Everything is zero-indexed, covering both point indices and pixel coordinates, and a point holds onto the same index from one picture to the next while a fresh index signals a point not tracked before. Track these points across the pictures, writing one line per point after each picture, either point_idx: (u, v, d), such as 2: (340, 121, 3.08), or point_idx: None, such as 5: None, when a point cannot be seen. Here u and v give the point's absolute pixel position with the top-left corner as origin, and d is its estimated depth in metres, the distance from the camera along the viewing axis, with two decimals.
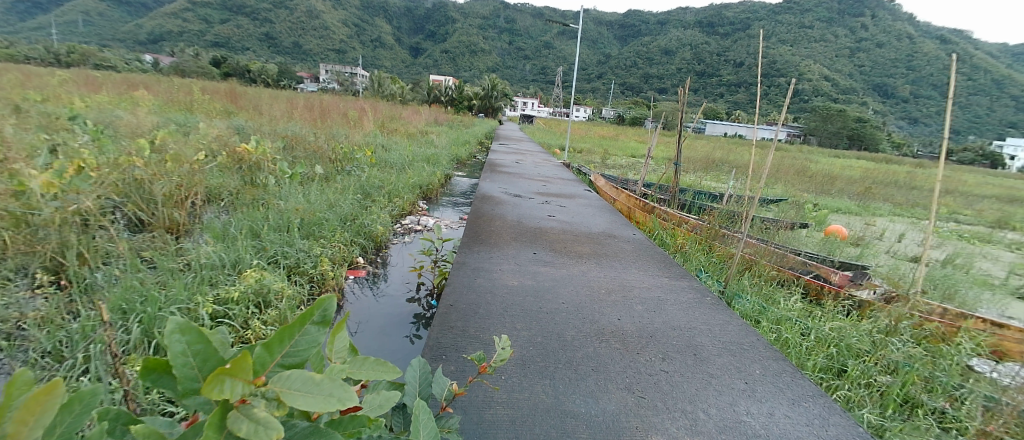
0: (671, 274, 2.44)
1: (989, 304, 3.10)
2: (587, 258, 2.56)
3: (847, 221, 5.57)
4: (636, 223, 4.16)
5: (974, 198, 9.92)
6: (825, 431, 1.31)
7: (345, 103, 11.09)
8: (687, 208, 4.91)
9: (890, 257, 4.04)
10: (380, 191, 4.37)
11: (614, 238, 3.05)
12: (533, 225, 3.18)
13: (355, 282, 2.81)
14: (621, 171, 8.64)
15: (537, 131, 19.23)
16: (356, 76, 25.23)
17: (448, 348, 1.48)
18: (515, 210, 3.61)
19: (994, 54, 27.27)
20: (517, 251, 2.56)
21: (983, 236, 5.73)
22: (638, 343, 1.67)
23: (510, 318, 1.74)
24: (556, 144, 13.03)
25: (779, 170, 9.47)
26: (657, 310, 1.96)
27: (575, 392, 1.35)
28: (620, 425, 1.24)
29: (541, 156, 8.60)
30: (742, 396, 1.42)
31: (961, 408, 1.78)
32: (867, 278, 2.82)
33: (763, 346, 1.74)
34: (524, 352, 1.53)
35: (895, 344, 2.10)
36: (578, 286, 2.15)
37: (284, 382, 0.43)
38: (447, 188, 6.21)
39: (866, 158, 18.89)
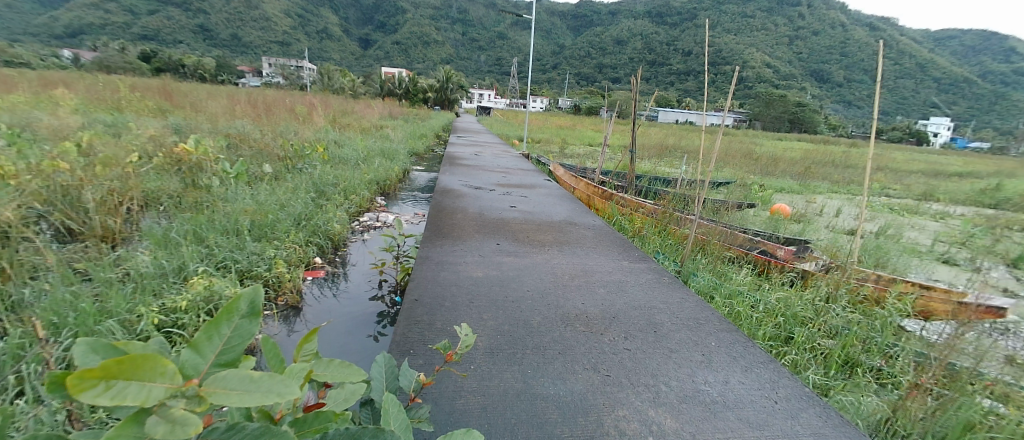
0: (631, 257, 2.51)
1: (917, 270, 3.41)
2: (550, 246, 2.60)
3: (791, 200, 5.96)
4: (595, 210, 4.27)
5: (903, 173, 10.85)
6: (775, 393, 1.40)
7: (292, 98, 10.60)
8: (644, 194, 5.08)
9: (829, 231, 4.37)
10: (335, 189, 4.22)
11: (574, 225, 3.11)
12: (494, 217, 3.19)
13: (314, 284, 2.73)
14: (579, 159, 8.82)
15: (494, 122, 19.26)
16: (304, 70, 24.10)
17: (414, 342, 1.46)
18: (476, 203, 3.60)
19: (915, 40, 29.88)
20: (480, 243, 2.56)
21: (910, 208, 6.29)
22: (602, 324, 1.71)
23: (477, 309, 1.74)
24: (514, 135, 13.09)
25: (728, 154, 9.97)
26: (618, 292, 2.03)
27: (543, 376, 1.38)
28: (588, 403, 1.28)
29: (500, 147, 8.61)
30: (700, 367, 1.50)
31: (895, 365, 1.96)
32: (809, 252, 3.03)
33: (717, 319, 1.84)
34: (492, 341, 1.53)
35: (835, 310, 2.27)
36: (541, 273, 2.18)
37: (217, 383, 0.41)
38: (406, 183, 6.11)
39: (806, 140, 20.14)
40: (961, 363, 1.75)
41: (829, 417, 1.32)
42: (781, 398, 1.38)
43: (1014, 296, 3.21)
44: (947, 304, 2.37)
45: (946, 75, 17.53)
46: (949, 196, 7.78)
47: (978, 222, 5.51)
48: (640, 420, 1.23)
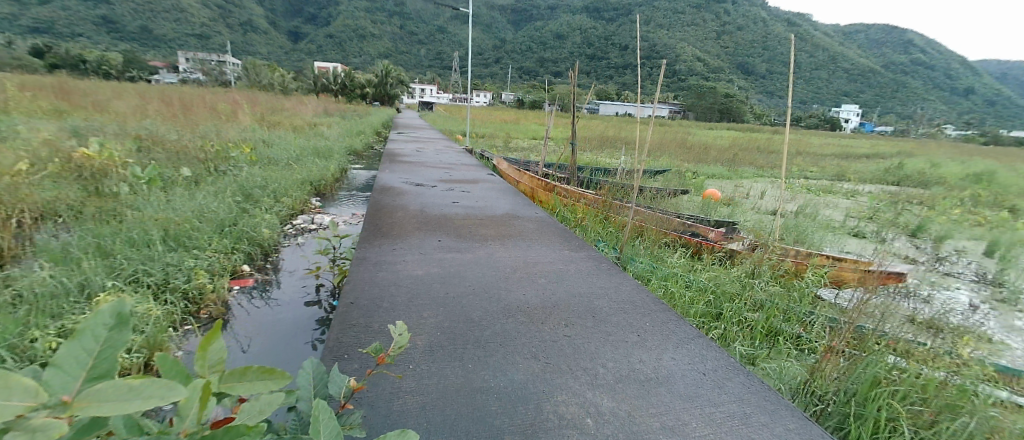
0: (571, 247, 2.58)
1: (831, 243, 3.77)
2: (492, 240, 2.61)
3: (721, 185, 6.36)
4: (540, 203, 4.35)
5: (818, 157, 11.91)
6: (704, 365, 1.49)
7: (213, 95, 9.83)
8: (586, 185, 5.23)
9: (754, 212, 4.71)
10: (264, 191, 3.98)
11: (516, 218, 3.14)
12: (436, 213, 3.15)
13: (242, 293, 2.58)
14: (524, 153, 8.91)
15: (436, 118, 18.96)
16: (228, 65, 22.45)
17: (350, 346, 1.42)
18: (418, 199, 3.55)
19: (827, 34, 32.76)
20: (421, 240, 2.52)
21: (824, 188, 6.92)
22: (542, 314, 1.75)
23: (416, 308, 1.71)
24: (458, 130, 13.00)
25: (665, 143, 10.47)
26: (559, 280, 2.08)
27: (484, 369, 1.37)
28: (528, 391, 1.29)
29: (443, 143, 8.51)
30: (635, 347, 1.57)
31: (811, 331, 2.15)
32: (736, 233, 3.25)
33: (651, 301, 1.94)
34: (432, 339, 1.51)
35: (758, 285, 2.45)
36: (483, 267, 2.19)
37: (91, 396, 0.39)
38: (344, 183, 5.89)
39: (735, 128, 21.53)
40: (864, 324, 1.95)
41: (751, 383, 1.42)
42: (708, 369, 1.47)
43: (909, 261, 3.64)
44: (854, 272, 2.64)
45: (851, 68, 19.40)
46: (856, 176, 8.64)
47: (879, 198, 6.17)
48: (578, 403, 1.26)
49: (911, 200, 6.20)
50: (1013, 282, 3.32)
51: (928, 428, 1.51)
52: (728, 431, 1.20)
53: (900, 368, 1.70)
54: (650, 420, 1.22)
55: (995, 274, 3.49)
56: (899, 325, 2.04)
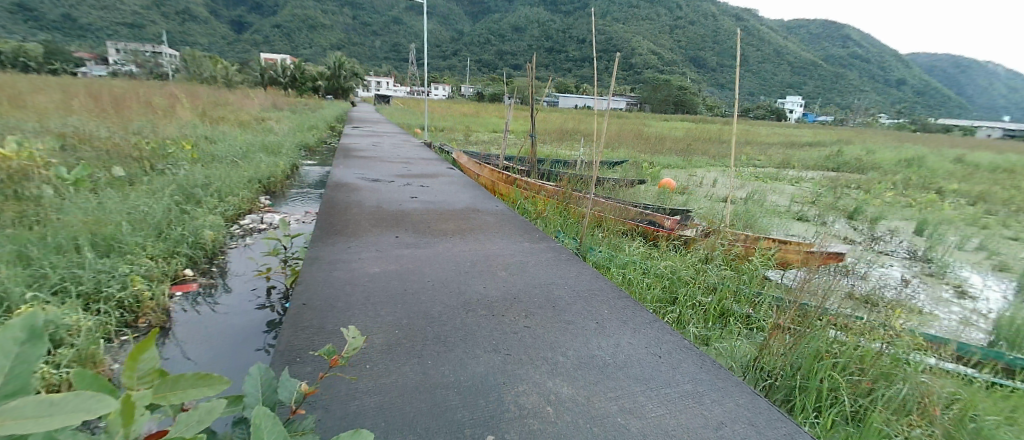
0: (531, 239, 2.60)
1: (777, 227, 4.00)
2: (451, 235, 2.58)
3: (676, 174, 6.59)
4: (501, 196, 4.37)
5: (765, 145, 12.57)
6: (659, 348, 1.54)
7: (146, 89, 9.14)
8: (546, 177, 5.28)
9: (706, 200, 4.92)
10: (207, 190, 3.76)
11: (476, 212, 3.13)
12: (394, 209, 3.09)
13: (185, 300, 2.43)
14: (483, 147, 8.87)
15: (393, 111, 18.49)
16: (164, 56, 20.91)
17: (301, 349, 1.35)
18: (375, 195, 3.46)
19: (771, 30, 34.49)
20: (378, 237, 2.45)
21: (771, 175, 7.31)
22: (502, 306, 1.73)
23: (373, 306, 1.65)
24: (416, 124, 12.77)
25: (622, 135, 10.71)
26: (519, 272, 2.09)
27: (443, 364, 1.34)
28: (488, 383, 1.26)
29: (400, 137, 8.34)
30: (596, 334, 1.59)
31: (761, 311, 2.26)
32: (690, 220, 3.39)
33: (609, 289, 1.98)
34: (389, 336, 1.46)
35: (710, 270, 2.57)
36: (442, 262, 2.15)
37: (4, 413, 0.40)
38: (295, 180, 5.66)
39: (688, 119, 22.32)
40: (808, 301, 2.07)
41: (704, 363, 1.47)
42: (664, 351, 1.52)
43: (847, 242, 3.92)
44: (798, 253, 2.82)
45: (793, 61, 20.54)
46: (799, 163, 9.18)
47: (820, 184, 6.60)
48: (538, 392, 1.24)
49: (848, 185, 6.66)
50: (938, 258, 3.65)
51: (867, 396, 1.61)
52: (683, 410, 1.23)
53: (842, 340, 1.81)
54: (608, 403, 1.22)
55: (924, 251, 3.82)
56: (839, 300, 2.17)
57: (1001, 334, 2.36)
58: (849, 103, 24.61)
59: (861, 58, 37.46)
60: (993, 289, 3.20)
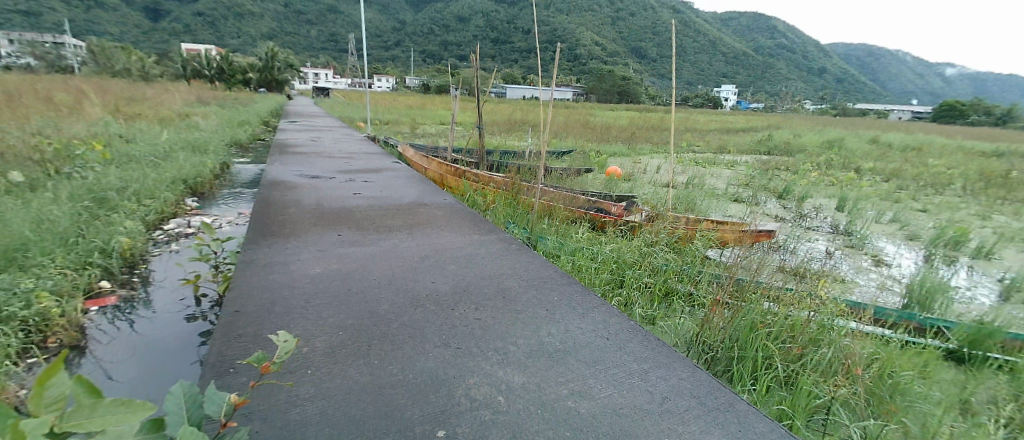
0: (480, 231, 2.60)
1: (715, 209, 4.25)
2: (398, 230, 2.53)
3: (622, 162, 6.82)
4: (451, 190, 4.34)
5: (703, 132, 13.25)
6: (607, 330, 1.59)
7: (44, 84, 8.18)
8: (495, 168, 5.29)
9: (650, 186, 5.13)
10: (124, 193, 3.45)
11: (423, 206, 3.08)
12: (336, 206, 2.97)
13: (102, 315, 2.22)
14: (432, 140, 8.74)
15: (334, 104, 17.70)
16: (65, 47, 18.73)
17: (234, 358, 1.25)
18: (317, 193, 3.32)
19: (706, 22, 36.24)
20: (319, 236, 2.35)
21: (708, 160, 7.74)
22: (452, 300, 1.72)
23: (315, 308, 1.57)
24: (359, 117, 12.31)
25: (570, 125, 10.91)
26: (468, 265, 2.08)
27: (391, 362, 1.30)
28: (438, 378, 1.25)
29: (342, 131, 8.03)
30: (545, 321, 1.61)
31: (701, 288, 2.39)
32: (635, 206, 3.54)
33: (559, 277, 2.03)
34: (333, 338, 1.39)
35: (655, 253, 2.69)
36: (387, 258, 2.10)
37: None
38: (226, 180, 5.29)
39: (632, 108, 23.06)
40: (743, 277, 2.20)
41: (648, 342, 1.53)
42: (611, 333, 1.57)
43: (778, 220, 4.24)
44: (733, 233, 3.02)
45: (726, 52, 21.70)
46: (733, 148, 9.76)
47: (753, 167, 7.06)
48: (489, 383, 1.24)
49: (777, 167, 7.18)
50: (857, 230, 4.04)
51: (796, 361, 1.74)
52: (631, 388, 1.27)
53: (773, 311, 1.94)
54: (558, 388, 1.24)
55: (844, 225, 4.21)
56: (769, 274, 2.34)
57: (911, 297, 2.65)
58: (777, 91, 26.47)
59: (785, 48, 40.25)
60: (903, 257, 3.58)
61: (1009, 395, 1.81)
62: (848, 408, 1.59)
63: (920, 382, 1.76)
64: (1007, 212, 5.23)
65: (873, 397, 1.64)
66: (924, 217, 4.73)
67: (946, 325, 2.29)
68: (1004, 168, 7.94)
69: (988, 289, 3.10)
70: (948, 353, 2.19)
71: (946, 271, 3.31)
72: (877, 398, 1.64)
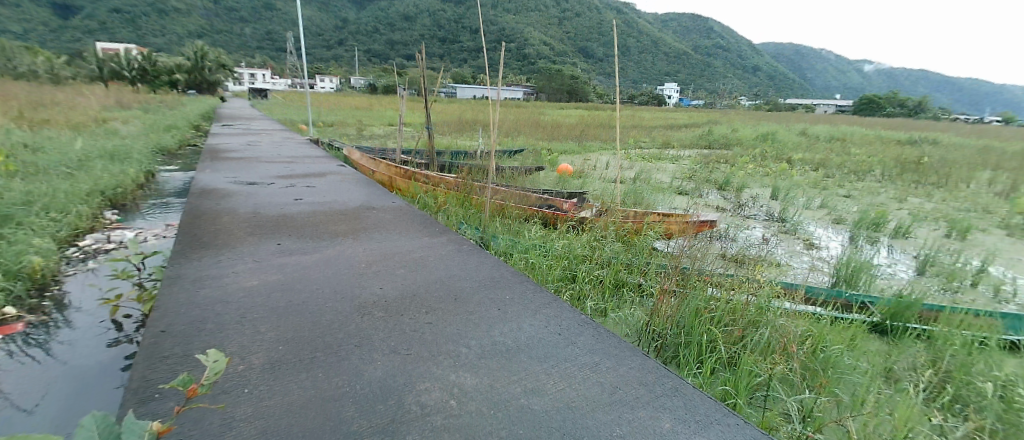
0: (430, 233, 2.57)
1: (661, 202, 4.44)
2: (343, 236, 2.44)
3: (573, 159, 6.96)
4: (401, 192, 4.27)
5: (649, 128, 13.78)
6: (559, 326, 1.61)
7: None
8: (447, 169, 5.25)
9: (599, 181, 5.28)
10: (30, 208, 3.11)
11: (370, 210, 3.00)
12: (276, 214, 2.83)
13: (5, 344, 1.99)
14: (380, 142, 8.54)
15: (274, 107, 16.83)
16: None
17: (159, 382, 1.15)
18: (256, 200, 3.15)
19: (648, 23, 37.66)
20: (257, 246, 2.23)
21: (654, 155, 8.06)
22: (400, 306, 1.68)
23: (252, 324, 1.48)
24: (301, 119, 11.80)
25: (521, 124, 11.00)
26: (418, 269, 2.05)
27: (337, 374, 1.25)
28: (388, 386, 1.21)
29: (283, 134, 7.67)
30: (498, 321, 1.62)
31: (650, 278, 2.48)
32: (585, 202, 3.64)
33: (511, 276, 2.04)
34: (271, 354, 1.32)
35: (605, 246, 2.76)
36: (331, 266, 2.03)
37: None
38: (151, 189, 4.90)
39: (582, 106, 23.60)
40: (687, 266, 2.31)
41: (599, 335, 1.57)
42: (563, 328, 1.60)
43: (719, 210, 4.49)
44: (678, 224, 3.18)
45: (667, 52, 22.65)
46: (677, 143, 10.22)
47: (695, 161, 7.42)
48: (441, 387, 1.22)
49: (718, 160, 7.59)
50: (790, 217, 4.35)
51: (738, 343, 1.84)
52: (582, 381, 1.30)
53: (716, 296, 2.04)
54: (511, 387, 1.24)
55: (779, 212, 4.51)
56: (711, 262, 2.46)
57: (840, 276, 2.89)
58: (716, 89, 27.97)
59: (722, 48, 42.55)
60: (832, 239, 3.89)
61: (925, 361, 2.00)
62: (785, 383, 1.69)
63: (848, 355, 1.91)
64: (917, 195, 5.81)
65: (808, 372, 1.76)
66: (848, 202, 5.16)
67: (870, 301, 2.51)
68: (913, 155, 8.80)
69: (906, 266, 3.42)
70: (872, 326, 2.40)
71: (870, 251, 3.62)
72: (812, 373, 1.76)
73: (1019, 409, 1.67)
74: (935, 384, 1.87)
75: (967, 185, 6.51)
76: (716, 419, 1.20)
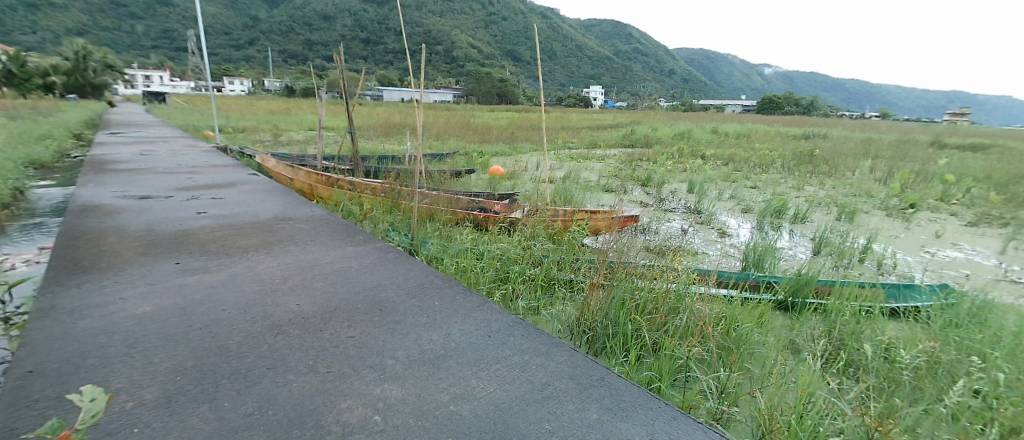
0: (353, 243, 2.47)
1: (590, 200, 4.62)
2: (254, 251, 2.28)
3: (504, 161, 7.05)
4: (324, 200, 4.07)
5: (577, 129, 14.32)
6: (489, 328, 1.62)
7: None
8: (373, 174, 5.10)
9: (532, 182, 5.40)
10: None
11: (285, 221, 2.83)
12: (174, 230, 2.57)
13: None
14: (299, 148, 8.08)
15: (175, 112, 15.21)
16: None
17: (22, 432, 1.00)
18: (151, 216, 2.84)
19: (573, 28, 39.10)
20: (152, 267, 2.01)
21: (582, 155, 8.38)
22: (321, 321, 1.60)
23: (144, 354, 1.33)
24: (208, 125, 10.84)
25: (451, 127, 10.94)
26: (340, 281, 1.96)
27: (246, 401, 1.15)
28: (307, 408, 1.14)
29: (185, 141, 6.98)
30: (426, 328, 1.59)
31: (580, 273, 2.57)
32: (515, 204, 3.71)
33: (439, 282, 2.02)
34: (168, 386, 1.20)
35: (536, 245, 2.82)
36: (241, 283, 1.88)
37: None
38: (19, 209, 4.24)
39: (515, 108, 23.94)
40: (613, 260, 2.41)
41: (529, 333, 1.61)
42: (493, 330, 1.61)
43: (642, 205, 4.77)
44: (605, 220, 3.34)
45: None
46: (602, 143, 10.69)
47: (620, 160, 7.80)
48: (365, 403, 1.17)
49: (640, 158, 8.05)
50: (706, 209, 4.71)
51: (661, 329, 1.96)
52: (511, 381, 1.31)
53: (639, 287, 2.16)
54: (440, 395, 1.23)
55: (695, 205, 4.88)
56: (635, 254, 2.60)
57: (748, 261, 3.18)
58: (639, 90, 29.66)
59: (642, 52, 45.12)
60: (741, 227, 4.28)
61: (821, 332, 2.26)
62: (703, 363, 1.82)
63: (757, 332, 2.10)
64: (812, 184, 6.54)
65: (724, 351, 1.90)
66: (754, 193, 5.69)
67: (774, 281, 2.79)
68: (806, 149, 9.91)
69: (805, 247, 3.84)
70: (778, 304, 2.66)
71: (775, 236, 4.02)
72: (727, 351, 1.91)
73: (900, 367, 1.92)
74: (829, 352, 2.12)
75: (853, 173, 7.42)
76: (640, 405, 1.27)
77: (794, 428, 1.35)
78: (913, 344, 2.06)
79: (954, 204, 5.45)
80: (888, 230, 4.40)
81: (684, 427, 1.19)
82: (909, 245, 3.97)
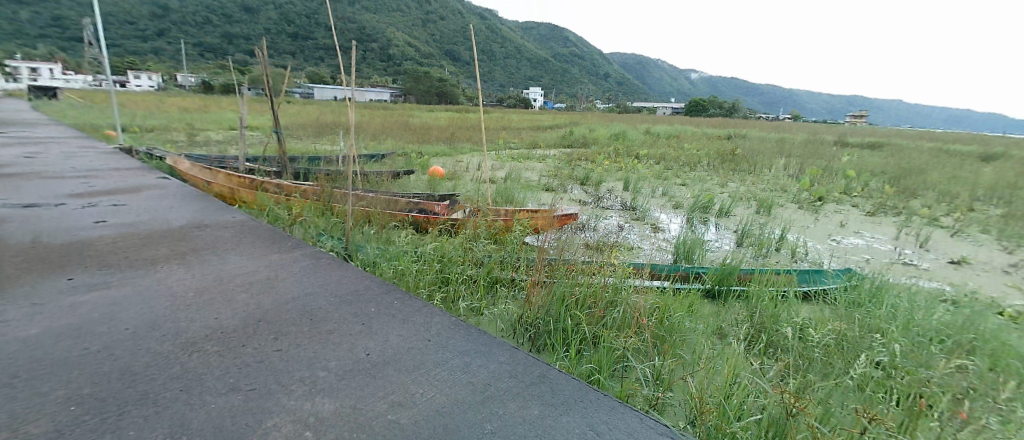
0: (280, 250, 2.33)
1: (530, 199, 4.69)
2: (165, 263, 2.08)
3: (444, 162, 6.96)
4: (248, 205, 3.78)
5: (517, 129, 14.46)
6: (429, 332, 1.60)
7: None
8: (303, 176, 4.82)
9: (473, 183, 5.38)
10: None
11: (202, 229, 2.60)
12: (65, 243, 2.28)
13: None
14: (220, 149, 7.47)
15: (69, 109, 13.50)
16: None
17: None
18: (36, 227, 2.49)
19: (513, 30, 39.45)
20: (37, 285, 1.78)
21: (523, 155, 8.49)
22: (243, 335, 1.49)
23: (25, 384, 1.17)
24: (108, 124, 9.70)
25: (389, 127, 10.61)
26: (265, 290, 1.84)
27: (154, 429, 1.05)
28: (228, 430, 1.06)
29: (79, 142, 6.20)
30: (362, 336, 1.53)
31: (521, 271, 2.61)
32: (456, 205, 3.68)
33: (375, 287, 1.96)
34: (58, 419, 1.06)
35: (477, 246, 2.81)
36: (149, 299, 1.71)
37: None
38: None
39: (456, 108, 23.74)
40: (553, 258, 2.47)
41: (470, 335, 1.61)
42: (433, 334, 1.59)
43: (581, 203, 4.92)
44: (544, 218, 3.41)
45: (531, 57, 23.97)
46: (542, 143, 10.87)
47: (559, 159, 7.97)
48: (294, 419, 1.11)
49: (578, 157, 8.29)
50: (640, 205, 4.96)
51: (600, 322, 2.04)
52: (452, 384, 1.30)
53: (578, 282, 2.23)
54: (377, 404, 1.19)
55: (630, 202, 5.11)
56: (574, 251, 2.68)
57: (678, 254, 3.38)
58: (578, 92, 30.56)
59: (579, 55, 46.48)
60: (672, 222, 4.55)
61: (743, 317, 2.45)
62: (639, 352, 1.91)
63: (688, 320, 2.23)
64: (734, 180, 7.07)
65: (657, 340, 2.00)
66: (683, 190, 6.06)
67: (702, 271, 2.98)
68: (728, 148, 10.71)
69: (729, 239, 4.16)
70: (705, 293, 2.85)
71: (703, 230, 4.31)
72: (660, 340, 2.01)
73: (811, 344, 2.13)
74: (751, 335, 2.30)
75: (768, 171, 8.12)
76: (580, 398, 1.31)
77: (722, 408, 1.44)
78: (821, 324, 2.30)
79: (853, 197, 6.13)
80: (801, 221, 4.86)
81: (621, 417, 1.24)
82: (818, 234, 4.42)
